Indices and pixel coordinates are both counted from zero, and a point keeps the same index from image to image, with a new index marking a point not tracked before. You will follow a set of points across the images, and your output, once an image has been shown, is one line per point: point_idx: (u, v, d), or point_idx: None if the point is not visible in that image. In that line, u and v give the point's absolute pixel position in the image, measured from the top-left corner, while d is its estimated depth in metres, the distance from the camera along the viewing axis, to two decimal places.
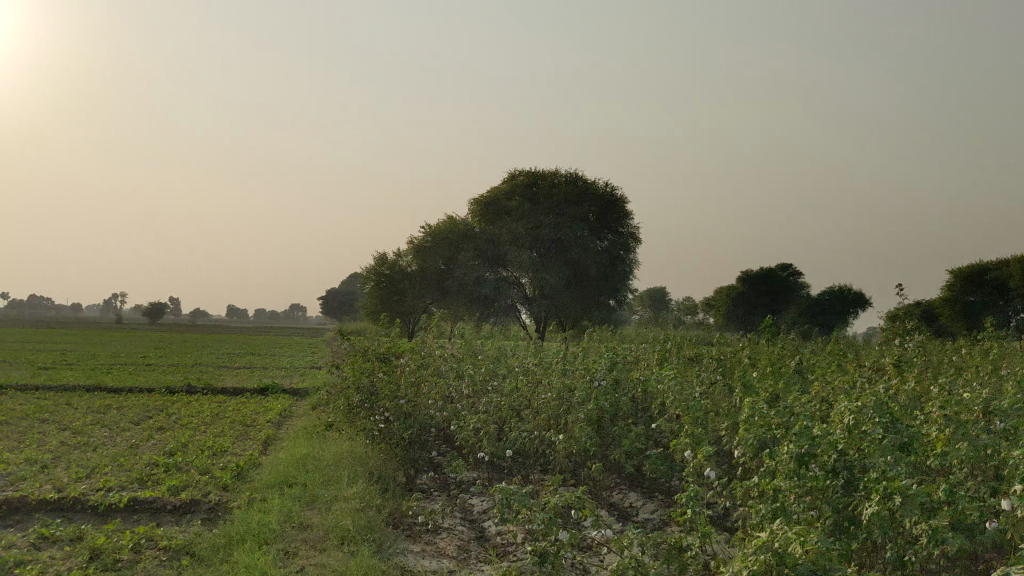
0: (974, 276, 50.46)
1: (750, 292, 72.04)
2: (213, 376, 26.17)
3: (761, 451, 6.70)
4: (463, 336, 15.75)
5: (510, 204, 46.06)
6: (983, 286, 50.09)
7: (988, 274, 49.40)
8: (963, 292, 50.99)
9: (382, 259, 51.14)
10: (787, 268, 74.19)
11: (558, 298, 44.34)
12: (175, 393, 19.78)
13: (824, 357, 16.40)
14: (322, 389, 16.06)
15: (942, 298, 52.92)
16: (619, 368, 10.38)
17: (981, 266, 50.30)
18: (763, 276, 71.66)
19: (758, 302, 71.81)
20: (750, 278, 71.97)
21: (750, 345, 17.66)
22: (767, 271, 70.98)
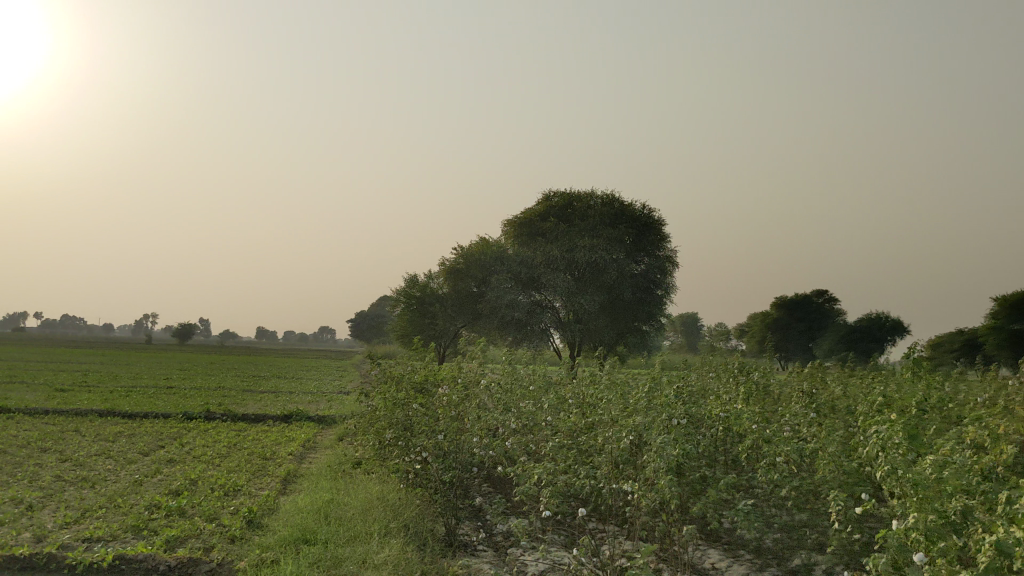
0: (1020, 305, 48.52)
1: (785, 319, 70.48)
2: (235, 402, 24.78)
3: (939, 525, 5.17)
4: (505, 361, 14.35)
5: (544, 226, 44.74)
6: None
7: None
8: (1008, 322, 49.07)
9: (413, 281, 49.86)
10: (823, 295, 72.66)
11: (594, 323, 42.85)
12: (193, 420, 18.42)
13: (897, 389, 14.87)
14: (350, 419, 14.66)
15: (987, 327, 50.92)
16: (696, 403, 8.91)
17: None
18: (798, 302, 70.14)
19: (793, 329, 70.05)
20: (785, 304, 70.48)
21: (816, 376, 16.14)
22: (802, 297, 69.44)
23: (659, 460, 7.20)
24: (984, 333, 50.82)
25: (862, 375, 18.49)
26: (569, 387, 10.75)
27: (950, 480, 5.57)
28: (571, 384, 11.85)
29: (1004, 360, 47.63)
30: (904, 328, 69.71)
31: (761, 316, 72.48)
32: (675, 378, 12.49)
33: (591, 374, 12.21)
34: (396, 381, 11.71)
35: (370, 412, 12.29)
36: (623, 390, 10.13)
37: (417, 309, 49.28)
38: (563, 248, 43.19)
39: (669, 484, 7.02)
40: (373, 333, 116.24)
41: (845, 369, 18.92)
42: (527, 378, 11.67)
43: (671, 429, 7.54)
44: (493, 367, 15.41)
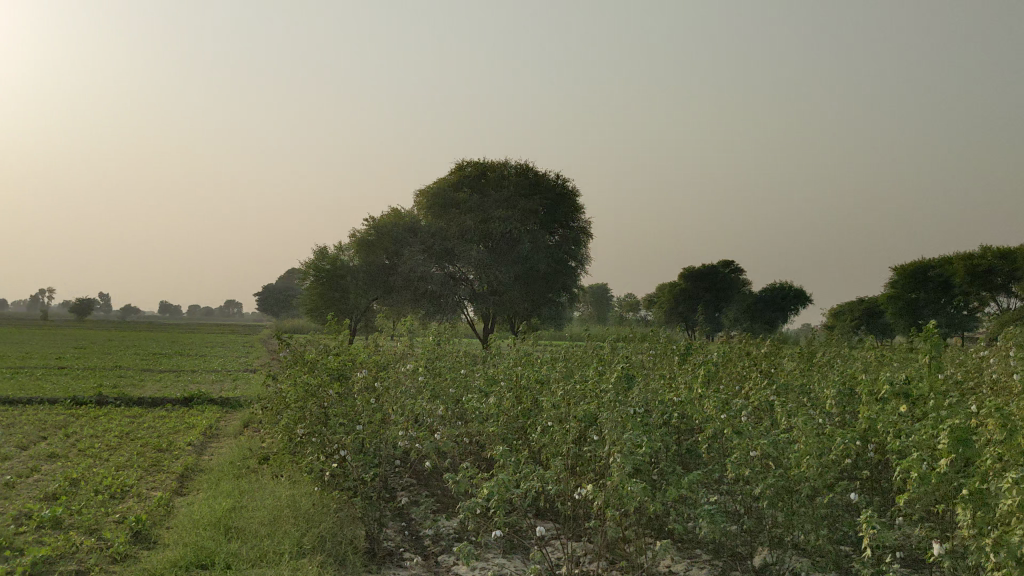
0: (917, 275, 49.24)
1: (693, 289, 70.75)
2: (133, 383, 23.16)
3: (992, 538, 4.35)
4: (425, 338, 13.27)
5: (457, 196, 43.58)
6: (925, 284, 48.87)
7: (931, 271, 48.24)
8: (906, 290, 49.78)
9: (323, 254, 48.22)
10: (731, 266, 73.30)
11: (508, 295, 41.94)
12: (83, 405, 16.89)
13: (826, 362, 14.33)
14: (257, 403, 13.43)
15: (886, 295, 51.59)
16: (648, 387, 7.99)
17: (923, 264, 49.14)
18: (705, 272, 70.53)
19: (701, 298, 70.10)
20: (692, 275, 70.80)
21: (746, 351, 15.41)
22: (710, 267, 69.85)
23: (613, 450, 6.24)
24: (884, 301, 51.52)
25: (785, 344, 18.00)
26: (503, 369, 9.74)
27: (988, 478, 4.68)
28: (503, 365, 10.82)
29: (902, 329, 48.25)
30: (807, 297, 70.73)
31: (670, 286, 72.78)
32: (614, 356, 11.60)
33: (523, 355, 11.19)
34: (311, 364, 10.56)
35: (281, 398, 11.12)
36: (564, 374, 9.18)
37: (327, 283, 47.72)
38: (477, 219, 42.10)
39: (630, 480, 6.05)
40: (282, 307, 113.53)
41: (767, 339, 18.41)
42: (455, 356, 10.58)
43: (629, 417, 6.57)
44: (409, 343, 14.36)
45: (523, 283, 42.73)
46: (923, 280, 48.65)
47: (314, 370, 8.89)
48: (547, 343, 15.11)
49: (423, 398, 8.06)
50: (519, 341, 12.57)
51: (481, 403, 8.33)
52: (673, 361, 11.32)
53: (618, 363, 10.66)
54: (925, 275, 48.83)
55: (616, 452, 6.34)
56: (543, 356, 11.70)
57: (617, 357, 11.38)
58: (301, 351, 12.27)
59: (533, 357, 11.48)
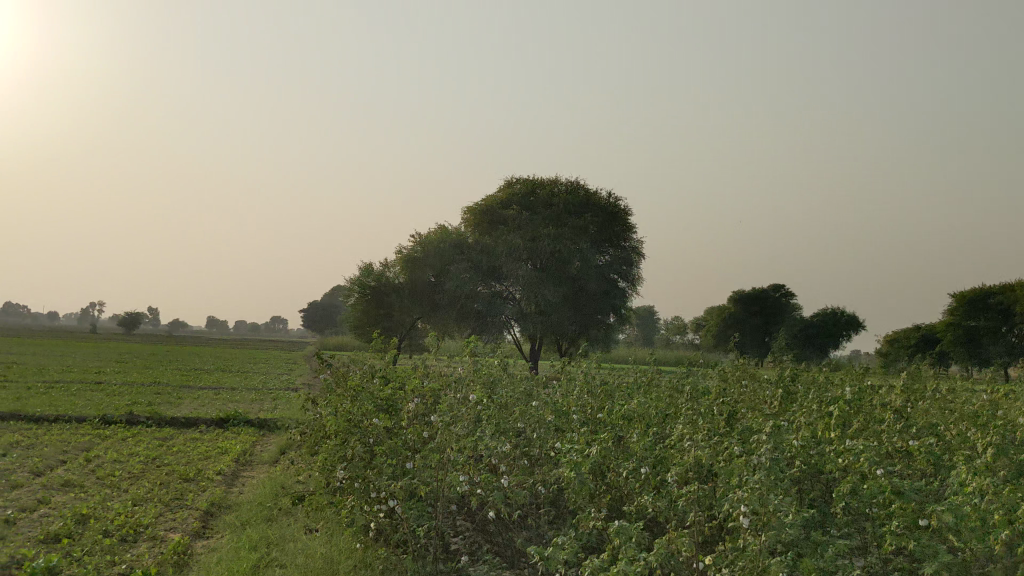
0: (977, 302, 47.07)
1: (742, 313, 68.53)
2: (167, 400, 22.15)
3: None
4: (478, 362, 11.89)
5: (506, 214, 42.45)
6: (986, 311, 46.63)
7: (992, 298, 46.08)
8: (965, 317, 47.62)
9: (368, 270, 47.17)
10: (780, 289, 71.10)
11: (556, 316, 40.58)
12: (111, 425, 15.82)
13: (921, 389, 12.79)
14: (294, 429, 12.21)
15: (943, 323, 49.44)
16: (760, 430, 6.60)
17: (984, 290, 46.99)
18: (754, 296, 68.39)
19: (749, 323, 68.07)
20: (741, 298, 68.67)
21: (828, 384, 13.89)
22: (760, 290, 67.71)
23: (741, 511, 4.84)
24: (941, 329, 49.36)
25: (863, 372, 16.44)
26: (576, 400, 8.37)
27: None
28: (573, 392, 9.41)
29: (960, 359, 46.07)
30: (859, 323, 68.24)
31: (718, 309, 70.77)
32: (695, 391, 10.16)
33: (591, 384, 9.83)
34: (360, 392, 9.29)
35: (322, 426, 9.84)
36: (654, 415, 7.81)
37: (372, 300, 46.65)
38: (526, 237, 40.82)
39: (762, 551, 4.66)
40: (326, 324, 112.95)
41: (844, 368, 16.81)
42: (516, 380, 9.21)
43: (756, 466, 5.19)
44: (458, 365, 13.07)
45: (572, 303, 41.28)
46: (984, 307, 46.46)
47: (361, 397, 7.60)
48: (608, 368, 13.75)
49: (491, 437, 6.73)
50: (584, 365, 11.17)
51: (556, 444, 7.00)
52: (763, 396, 9.84)
53: (701, 398, 9.23)
54: (986, 302, 46.64)
55: (742, 515, 4.92)
56: (616, 385, 10.27)
57: (701, 390, 9.92)
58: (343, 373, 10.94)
59: (604, 383, 10.05)
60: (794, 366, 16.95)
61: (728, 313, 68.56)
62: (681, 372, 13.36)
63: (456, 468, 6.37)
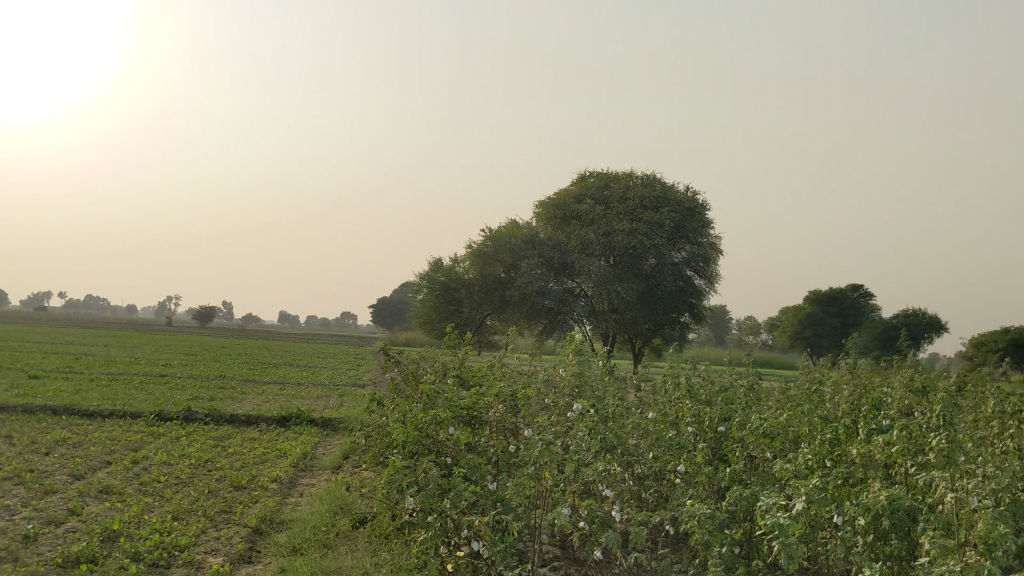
0: None
1: (820, 314, 65.58)
2: (230, 395, 21.25)
3: None
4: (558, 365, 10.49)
5: (580, 208, 40.99)
6: None
7: None
8: None
9: (437, 264, 46.11)
10: (858, 290, 68.17)
11: (630, 314, 39.08)
12: (166, 421, 14.87)
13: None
14: (358, 433, 11.00)
15: None
16: (945, 459, 5.18)
17: None
18: (833, 295, 65.40)
19: (825, 324, 65.20)
20: (818, 298, 65.65)
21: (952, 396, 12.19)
22: (838, 289, 64.70)
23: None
24: None
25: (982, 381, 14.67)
26: (690, 408, 7.03)
27: None
28: (676, 396, 8.00)
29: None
30: (942, 324, 64.93)
31: (794, 309, 67.88)
32: (816, 404, 8.65)
33: (692, 386, 8.46)
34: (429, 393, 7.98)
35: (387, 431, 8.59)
36: (791, 439, 6.40)
37: (442, 294, 45.60)
38: (599, 232, 39.36)
39: None
40: (395, 319, 112.85)
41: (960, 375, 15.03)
42: (608, 385, 7.82)
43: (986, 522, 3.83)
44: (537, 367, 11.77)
45: (646, 301, 39.69)
46: None
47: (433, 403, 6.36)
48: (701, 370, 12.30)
49: (600, 453, 5.46)
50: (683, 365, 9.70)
51: (679, 468, 5.69)
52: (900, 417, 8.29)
53: (834, 412, 7.73)
54: None
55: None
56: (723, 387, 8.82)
57: (824, 404, 8.42)
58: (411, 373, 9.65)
59: (710, 387, 8.60)
60: (903, 374, 15.22)
61: (804, 313, 65.73)
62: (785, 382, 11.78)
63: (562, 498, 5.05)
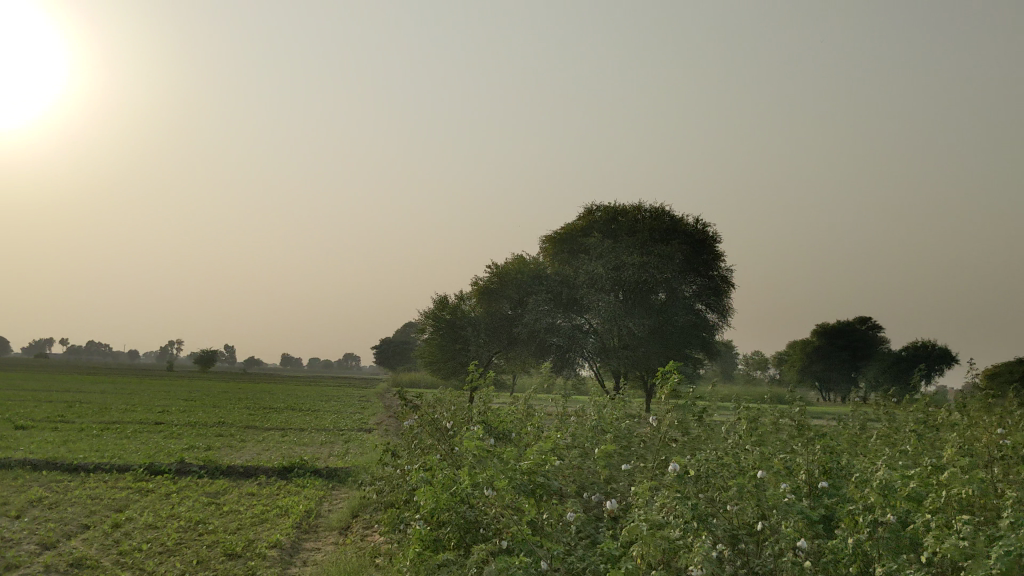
0: None
1: (828, 346, 63.81)
2: (228, 445, 19.88)
3: None
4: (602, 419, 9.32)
5: (588, 241, 39.79)
6: None
7: None
8: None
9: (443, 302, 44.85)
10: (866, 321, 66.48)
11: (642, 350, 37.25)
12: (156, 476, 13.53)
13: None
14: (370, 492, 9.72)
15: None
16: None
17: None
18: (841, 327, 63.60)
19: (835, 358, 63.54)
20: (827, 331, 63.83)
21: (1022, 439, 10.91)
22: (847, 321, 62.90)
23: None
24: None
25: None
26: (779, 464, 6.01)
27: None
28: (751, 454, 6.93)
29: None
30: (953, 355, 63.33)
31: (801, 343, 66.16)
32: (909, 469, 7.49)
33: (757, 440, 7.36)
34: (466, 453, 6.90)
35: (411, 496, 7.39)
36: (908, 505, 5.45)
37: (447, 333, 44.09)
38: (609, 266, 37.98)
39: None
40: (398, 361, 111.04)
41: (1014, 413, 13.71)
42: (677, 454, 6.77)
43: None
44: (564, 416, 10.55)
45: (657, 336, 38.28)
46: None
47: (484, 466, 5.38)
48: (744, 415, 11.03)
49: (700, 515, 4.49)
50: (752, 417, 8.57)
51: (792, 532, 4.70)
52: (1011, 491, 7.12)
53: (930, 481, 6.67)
54: None
55: None
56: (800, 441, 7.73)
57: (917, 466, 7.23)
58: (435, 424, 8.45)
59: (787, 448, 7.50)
60: (955, 413, 13.91)
61: (812, 346, 63.99)
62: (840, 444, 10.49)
63: (673, 573, 4.09)
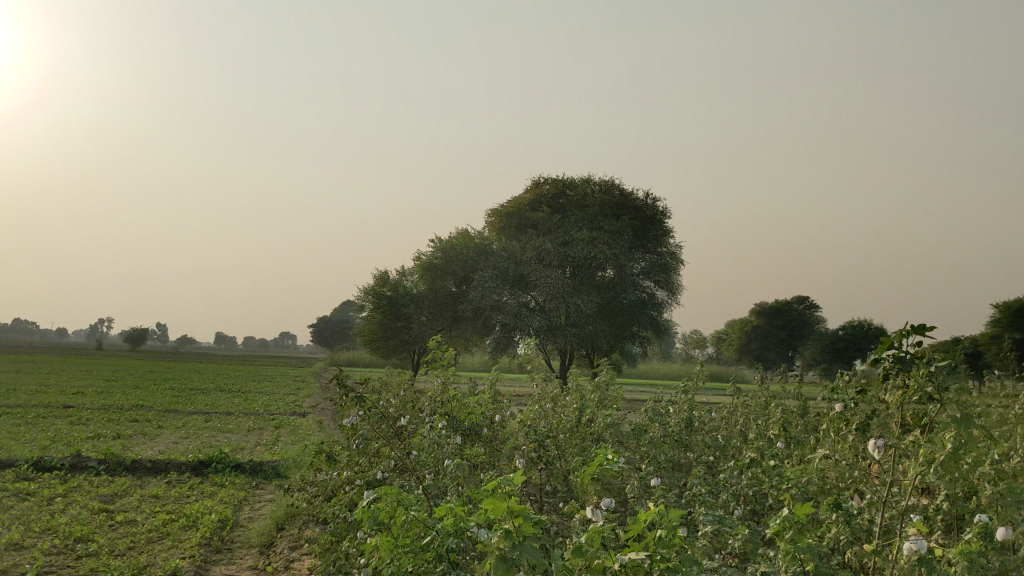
0: None
1: (765, 326, 62.41)
2: (138, 432, 17.56)
3: None
4: (587, 419, 7.61)
5: (535, 216, 37.83)
6: None
7: None
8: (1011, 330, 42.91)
9: (383, 279, 42.62)
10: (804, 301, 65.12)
11: (589, 328, 35.49)
12: (42, 474, 11.30)
13: None
14: (299, 500, 7.70)
15: (989, 335, 44.64)
16: None
17: None
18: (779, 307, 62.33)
19: (772, 338, 61.96)
20: (765, 310, 62.44)
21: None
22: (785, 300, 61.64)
23: None
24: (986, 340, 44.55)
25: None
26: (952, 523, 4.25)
27: None
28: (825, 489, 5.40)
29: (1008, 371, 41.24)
30: (887, 336, 62.55)
31: (740, 322, 64.76)
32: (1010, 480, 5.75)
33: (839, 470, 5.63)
34: (457, 478, 5.08)
35: (356, 529, 5.50)
36: None
37: (388, 311, 41.80)
38: (556, 241, 36.09)
39: None
40: (337, 340, 108.18)
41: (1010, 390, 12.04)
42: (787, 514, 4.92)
43: None
44: (530, 409, 8.63)
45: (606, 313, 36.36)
46: None
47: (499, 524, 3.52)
48: (736, 412, 9.16)
49: None
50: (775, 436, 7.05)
51: None
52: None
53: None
54: None
55: None
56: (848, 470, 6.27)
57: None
58: (386, 424, 6.56)
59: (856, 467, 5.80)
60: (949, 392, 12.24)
61: (750, 325, 62.62)
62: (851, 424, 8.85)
63: None
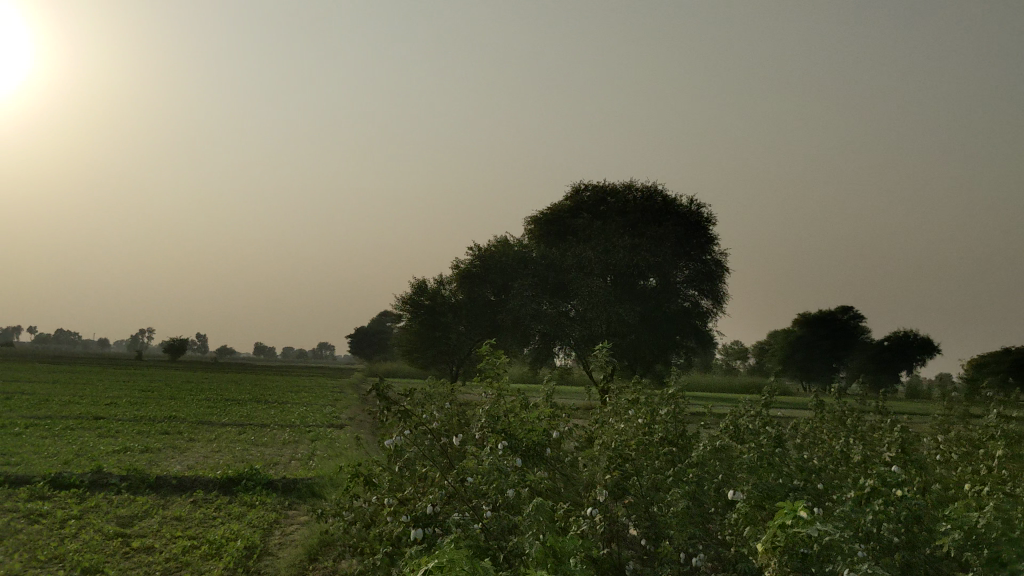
0: None
1: (809, 337, 60.34)
2: (165, 446, 16.74)
3: None
4: (661, 436, 6.60)
5: (576, 223, 36.76)
6: None
7: None
8: None
9: (421, 288, 41.81)
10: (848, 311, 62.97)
11: (632, 338, 34.28)
12: (56, 493, 10.45)
13: None
14: (334, 528, 6.71)
15: None
16: None
17: None
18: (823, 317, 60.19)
19: (817, 348, 59.81)
20: (808, 320, 60.34)
21: None
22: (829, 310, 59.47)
23: None
24: None
25: None
26: None
27: None
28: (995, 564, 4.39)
29: None
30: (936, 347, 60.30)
31: (782, 333, 62.81)
32: None
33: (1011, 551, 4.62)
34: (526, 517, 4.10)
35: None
36: None
37: (426, 320, 40.99)
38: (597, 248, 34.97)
39: None
40: (374, 350, 107.53)
41: None
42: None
43: None
44: (593, 426, 7.58)
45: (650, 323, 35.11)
46: None
47: None
48: (824, 434, 8.03)
49: None
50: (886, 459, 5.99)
51: None
52: None
53: None
54: None
55: None
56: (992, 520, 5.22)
57: None
58: (432, 442, 5.62)
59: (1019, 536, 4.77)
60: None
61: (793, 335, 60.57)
62: (968, 451, 7.69)
63: None
